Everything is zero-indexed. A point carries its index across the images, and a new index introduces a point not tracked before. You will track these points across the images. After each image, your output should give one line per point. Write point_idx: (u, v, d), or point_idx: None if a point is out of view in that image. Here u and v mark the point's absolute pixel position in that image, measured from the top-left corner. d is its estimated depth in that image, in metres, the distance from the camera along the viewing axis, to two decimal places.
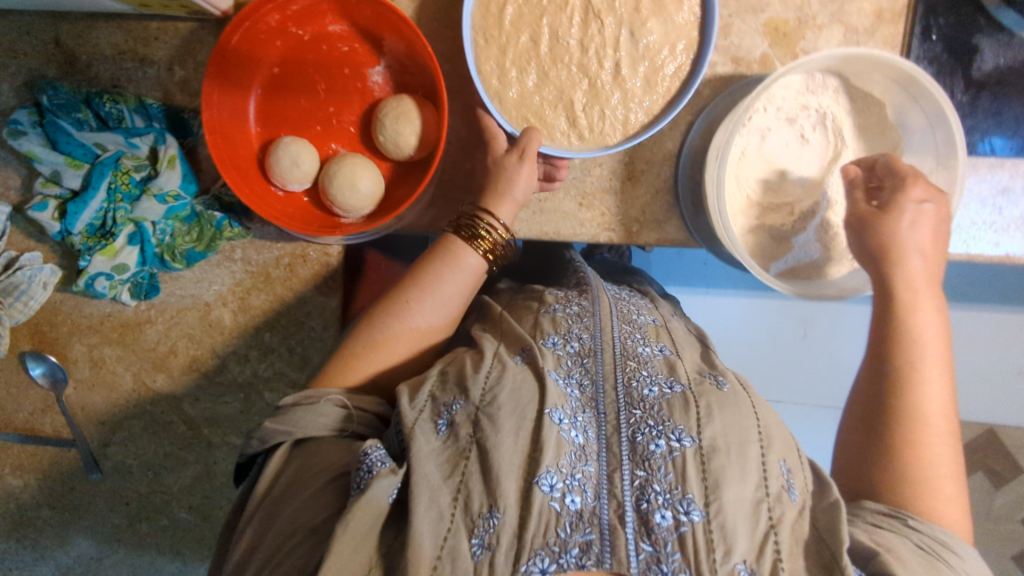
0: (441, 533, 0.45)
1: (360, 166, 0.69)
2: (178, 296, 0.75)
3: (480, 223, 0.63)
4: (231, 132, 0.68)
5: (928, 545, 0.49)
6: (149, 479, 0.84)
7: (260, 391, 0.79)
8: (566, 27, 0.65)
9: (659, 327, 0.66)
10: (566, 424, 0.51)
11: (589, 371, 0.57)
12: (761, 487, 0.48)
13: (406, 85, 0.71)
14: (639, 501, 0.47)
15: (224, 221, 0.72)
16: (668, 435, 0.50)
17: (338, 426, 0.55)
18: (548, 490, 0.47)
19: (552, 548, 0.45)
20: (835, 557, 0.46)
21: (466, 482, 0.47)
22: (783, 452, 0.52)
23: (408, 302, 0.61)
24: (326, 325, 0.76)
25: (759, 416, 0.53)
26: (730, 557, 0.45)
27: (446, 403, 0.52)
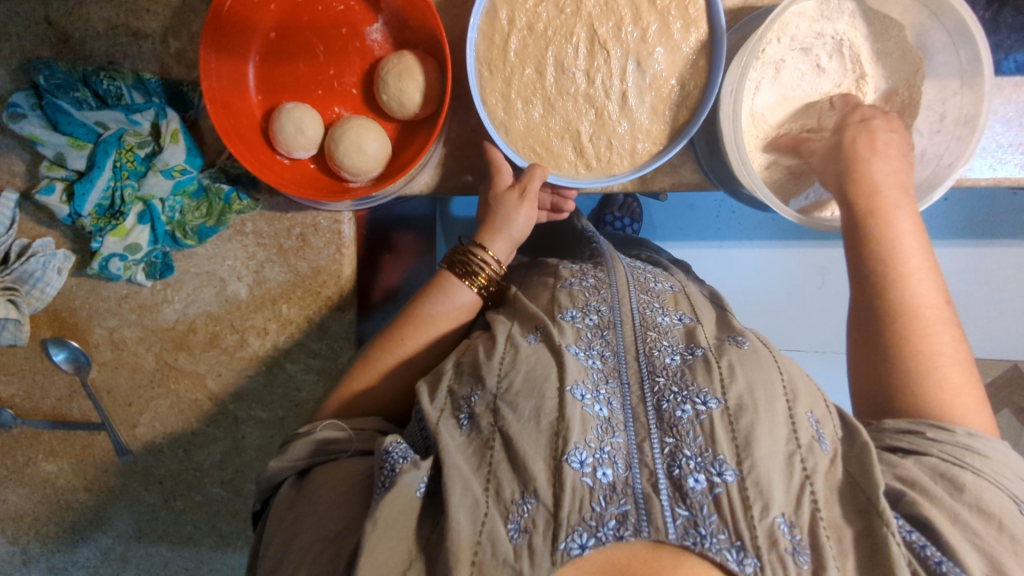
0: (478, 518, 0.44)
1: (366, 128, 0.67)
2: (194, 273, 0.75)
3: (473, 259, 0.63)
4: (232, 101, 0.67)
5: (951, 457, 0.48)
6: (180, 458, 0.85)
7: (283, 363, 0.78)
8: (571, 59, 0.64)
9: (678, 293, 0.65)
10: (590, 399, 0.49)
11: (610, 343, 0.56)
12: (791, 439, 0.47)
13: (405, 42, 0.69)
14: (670, 468, 0.46)
15: (232, 195, 0.71)
16: (693, 398, 0.49)
17: (339, 443, 0.55)
18: (578, 467, 0.46)
19: (590, 522, 0.44)
20: (871, 501, 0.45)
21: (494, 471, 0.47)
22: (810, 403, 0.51)
23: (404, 339, 0.60)
24: (342, 293, 0.76)
25: (781, 365, 0.53)
26: (769, 512, 0.44)
27: (465, 397, 0.52)
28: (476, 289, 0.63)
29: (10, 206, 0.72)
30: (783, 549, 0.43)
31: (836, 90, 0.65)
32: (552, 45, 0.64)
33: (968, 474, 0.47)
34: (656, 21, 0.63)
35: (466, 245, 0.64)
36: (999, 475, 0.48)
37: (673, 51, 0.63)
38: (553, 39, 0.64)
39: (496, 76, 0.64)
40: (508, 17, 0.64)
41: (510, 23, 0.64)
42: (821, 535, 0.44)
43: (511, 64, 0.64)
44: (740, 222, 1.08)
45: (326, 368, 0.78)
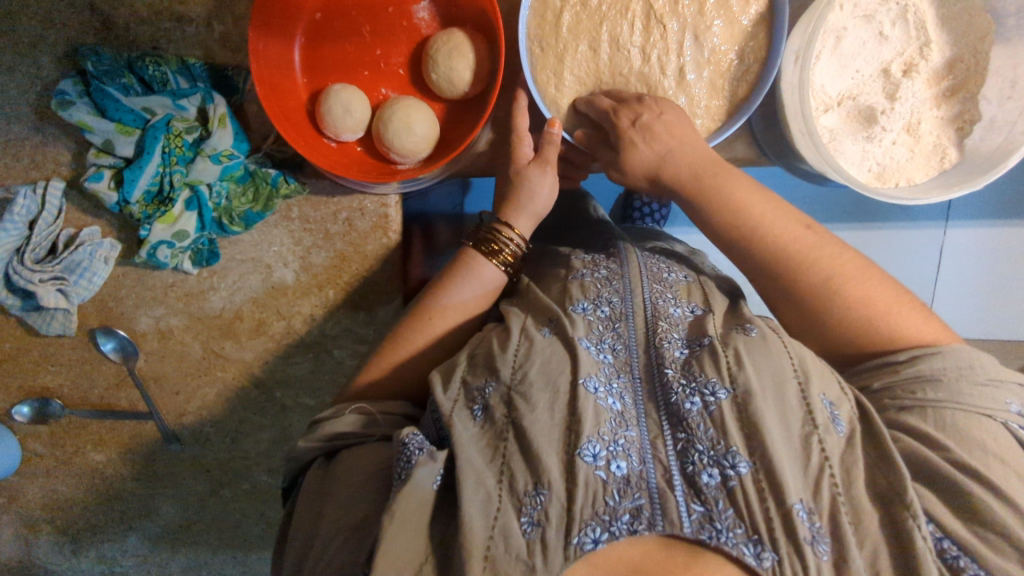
0: (490, 514, 0.43)
1: (414, 107, 0.66)
2: (240, 260, 0.74)
3: (498, 237, 0.62)
4: (280, 83, 0.66)
5: (905, 397, 0.49)
6: (227, 446, 0.85)
7: (330, 349, 0.78)
8: (627, 35, 0.63)
9: (692, 282, 0.62)
10: (602, 392, 0.49)
11: (622, 335, 0.55)
12: (807, 421, 0.46)
13: (453, 19, 0.68)
14: (683, 464, 0.45)
15: (280, 178, 0.71)
16: (701, 390, 0.48)
17: (367, 428, 0.54)
18: (591, 461, 0.44)
19: (602, 517, 0.42)
20: (894, 488, 0.44)
21: (508, 462, 0.45)
22: (822, 385, 0.48)
23: (434, 320, 0.60)
24: (391, 277, 0.75)
25: (791, 350, 0.50)
26: (786, 501, 0.42)
27: (479, 387, 0.50)
28: (499, 265, 0.62)
29: (58, 196, 0.72)
30: (800, 538, 0.41)
31: (900, 57, 0.63)
32: (608, 17, 0.63)
33: (931, 414, 0.47)
34: None
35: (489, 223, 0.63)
36: (958, 391, 0.47)
37: (731, 24, 0.61)
38: (608, 11, 0.63)
39: (549, 53, 0.63)
40: None
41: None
42: (842, 522, 0.43)
43: (564, 41, 0.63)
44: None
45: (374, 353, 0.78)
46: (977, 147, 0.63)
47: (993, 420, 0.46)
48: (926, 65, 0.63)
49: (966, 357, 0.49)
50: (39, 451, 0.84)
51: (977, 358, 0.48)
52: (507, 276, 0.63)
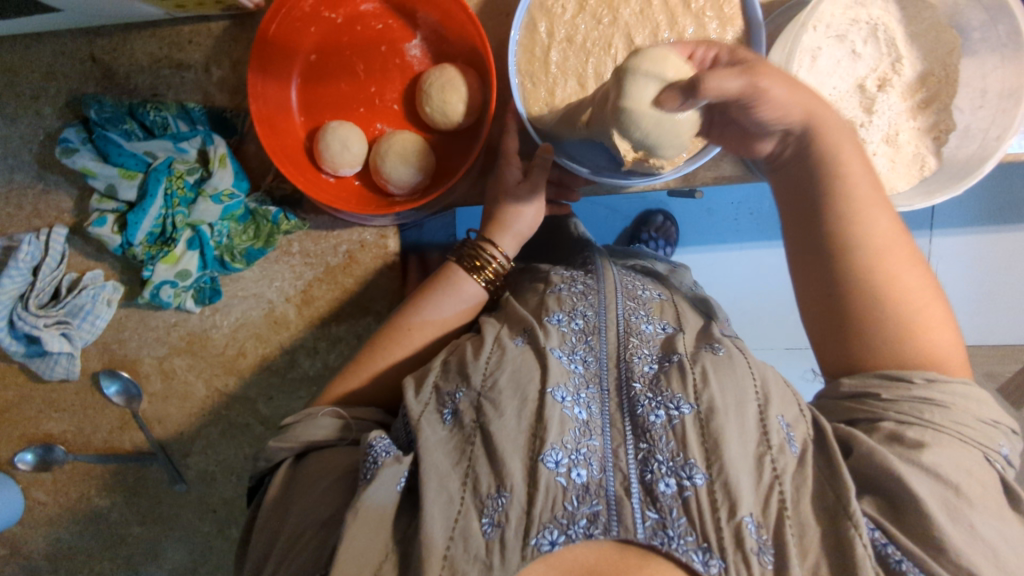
0: (451, 517, 0.44)
1: (410, 140, 0.68)
2: (241, 297, 0.76)
3: (481, 254, 0.64)
4: (279, 122, 0.68)
5: (908, 415, 0.47)
6: (233, 483, 0.81)
7: (334, 382, 0.78)
8: (612, 68, 0.64)
9: (665, 301, 0.64)
10: (569, 401, 0.49)
11: (593, 348, 0.55)
12: (762, 441, 0.47)
13: (444, 55, 0.70)
14: (643, 472, 0.46)
15: (280, 215, 0.72)
16: (666, 405, 0.48)
17: (338, 431, 0.55)
18: (553, 467, 0.45)
19: (561, 520, 0.43)
20: (840, 502, 0.44)
21: (473, 466, 0.46)
22: (781, 406, 0.49)
23: (411, 329, 0.61)
24: (391, 307, 0.76)
25: (756, 372, 0.51)
26: (736, 512, 0.43)
27: (451, 393, 0.52)
28: (480, 280, 0.64)
29: (61, 241, 0.73)
30: (748, 548, 0.42)
31: (874, 74, 0.66)
32: (594, 52, 0.64)
33: (931, 436, 0.46)
34: (692, 23, 0.63)
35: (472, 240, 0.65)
36: (960, 421, 0.47)
37: None
38: (593, 47, 0.64)
39: (539, 87, 0.65)
40: (547, 28, 0.64)
41: (549, 33, 0.64)
42: (786, 529, 0.43)
43: (552, 76, 0.65)
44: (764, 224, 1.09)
45: None
46: (954, 155, 0.65)
47: (985, 455, 0.47)
48: (899, 80, 0.66)
49: (972, 393, 0.48)
50: (42, 499, 0.83)
51: (978, 399, 0.48)
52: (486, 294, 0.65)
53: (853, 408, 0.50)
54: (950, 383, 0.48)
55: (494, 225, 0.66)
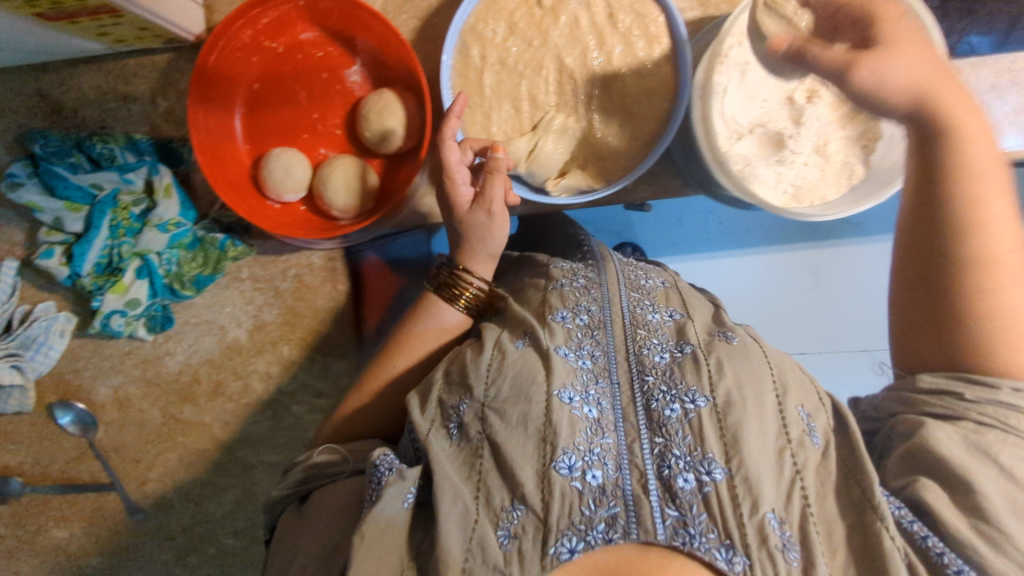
0: (468, 525, 0.45)
1: (351, 165, 0.70)
2: (194, 323, 0.77)
3: (458, 281, 0.62)
4: (222, 151, 0.70)
5: (993, 420, 0.45)
6: (191, 510, 0.81)
7: (288, 406, 0.79)
8: (543, 90, 0.66)
9: (669, 288, 0.63)
10: (578, 401, 0.50)
11: (600, 343, 0.56)
12: (781, 434, 0.47)
13: (383, 81, 0.72)
14: (660, 468, 0.47)
15: (227, 242, 0.74)
16: (681, 398, 0.49)
17: (329, 461, 0.57)
18: (566, 472, 0.46)
19: (579, 526, 0.44)
20: (865, 495, 0.45)
21: (484, 478, 0.47)
22: (800, 397, 0.50)
23: (397, 365, 0.61)
24: (342, 328, 0.77)
25: (771, 360, 0.52)
26: (758, 508, 0.44)
27: (453, 405, 0.52)
28: (462, 308, 0.63)
29: (11, 274, 0.74)
30: (772, 545, 0.43)
31: (802, 86, 0.66)
32: (525, 75, 0.66)
33: (1011, 440, 0.44)
34: (620, 42, 0.65)
35: (452, 265, 0.63)
36: None
37: (638, 70, 0.65)
38: (525, 70, 0.66)
39: (475, 110, 0.66)
40: (480, 52, 0.65)
41: (482, 58, 0.65)
42: (811, 530, 0.44)
43: (487, 99, 0.66)
44: (724, 233, 1.09)
45: (332, 406, 0.78)
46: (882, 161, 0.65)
47: None
48: (828, 91, 0.66)
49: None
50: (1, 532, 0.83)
51: None
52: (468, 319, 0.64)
53: (933, 403, 0.47)
54: None
55: (460, 251, 0.64)
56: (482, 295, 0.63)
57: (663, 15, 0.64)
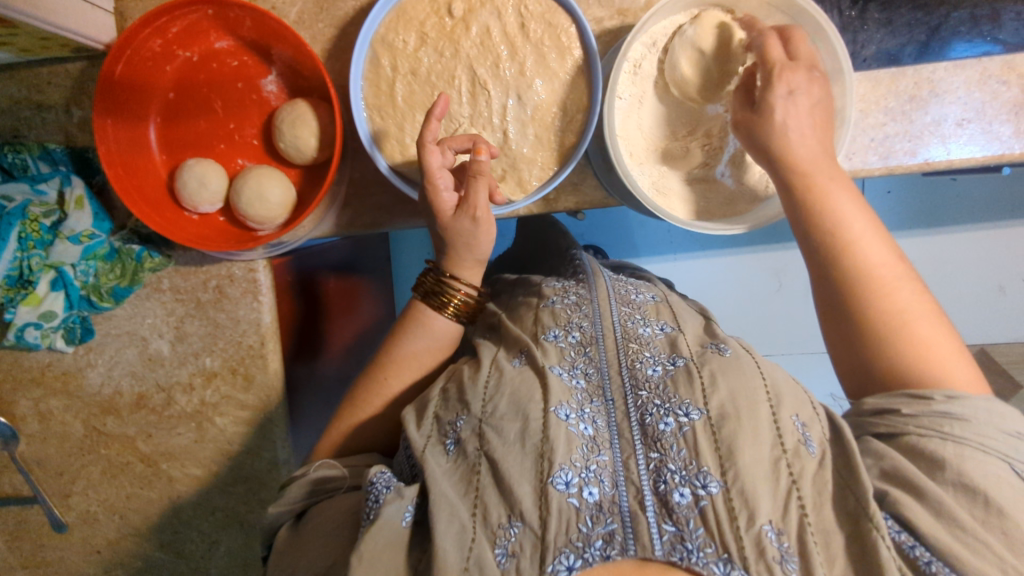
0: (465, 544, 0.44)
1: (266, 176, 0.69)
2: (115, 335, 0.76)
3: (446, 288, 0.61)
4: (135, 161, 0.69)
5: (930, 430, 0.45)
6: (117, 523, 0.80)
7: (211, 418, 0.78)
8: (456, 101, 0.65)
9: (659, 302, 0.64)
10: (574, 418, 0.49)
11: (592, 359, 0.55)
12: (777, 445, 0.46)
13: (300, 91, 0.71)
14: (656, 484, 0.46)
15: (144, 254, 0.73)
16: (675, 411, 0.49)
17: (329, 480, 0.55)
18: (563, 488, 0.45)
19: (576, 543, 0.44)
20: (860, 504, 0.43)
21: (481, 494, 0.46)
22: (795, 407, 0.49)
23: (388, 378, 0.61)
24: (263, 338, 0.76)
25: (765, 373, 0.51)
26: (755, 521, 0.43)
27: (451, 422, 0.52)
28: (451, 315, 0.62)
29: None
30: (770, 558, 0.42)
31: None
32: (438, 86, 0.65)
33: (951, 448, 0.44)
34: (532, 53, 0.64)
35: (439, 271, 0.62)
36: (984, 433, 0.44)
37: (551, 80, 0.64)
38: (437, 81, 0.65)
39: (388, 121, 0.65)
40: (391, 63, 0.65)
41: (393, 68, 0.65)
42: (809, 542, 0.43)
43: (400, 109, 0.65)
44: (685, 235, 1.10)
45: (255, 418, 0.78)
46: None
47: (1010, 467, 0.44)
48: None
49: (995, 407, 0.46)
50: None
51: (1002, 410, 0.46)
52: (458, 326, 0.63)
53: (876, 422, 0.49)
54: (973, 398, 0.46)
55: (447, 257, 0.62)
56: (472, 301, 0.63)
57: (575, 26, 0.64)
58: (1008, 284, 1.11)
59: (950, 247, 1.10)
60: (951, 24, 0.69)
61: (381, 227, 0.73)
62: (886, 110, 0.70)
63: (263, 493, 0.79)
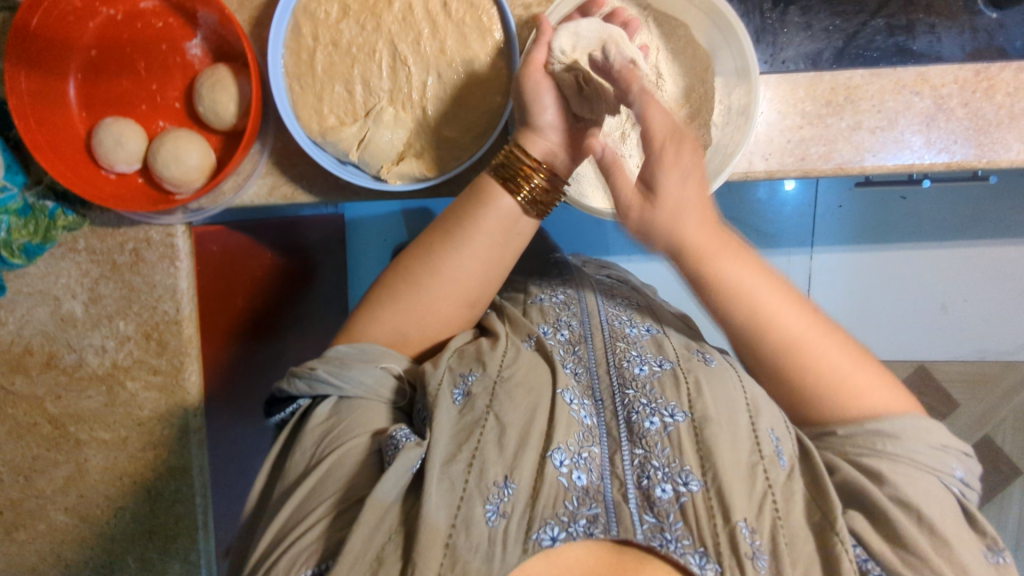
0: (455, 503, 0.46)
1: (184, 139, 0.68)
2: (27, 293, 0.75)
3: (528, 164, 0.59)
4: (49, 116, 0.68)
5: (865, 446, 0.51)
6: (21, 485, 0.79)
7: (123, 381, 0.77)
8: (376, 76, 0.65)
9: (643, 305, 0.69)
10: (576, 404, 0.54)
11: (582, 358, 0.60)
12: (755, 452, 0.50)
13: (225, 56, 0.71)
14: (640, 478, 0.50)
15: (57, 211, 0.72)
16: (660, 411, 0.53)
17: (388, 396, 0.56)
18: (558, 464, 0.49)
19: (562, 518, 0.46)
20: (826, 517, 0.47)
21: (482, 449, 0.48)
22: (770, 420, 0.52)
23: (440, 245, 0.59)
24: (179, 306, 0.76)
25: (746, 387, 0.55)
26: (730, 518, 0.46)
27: (463, 374, 0.55)
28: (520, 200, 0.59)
29: None
30: (743, 553, 0.45)
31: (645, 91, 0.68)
32: (358, 59, 0.65)
33: (886, 464, 0.49)
34: (453, 32, 0.65)
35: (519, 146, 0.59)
36: (914, 449, 0.50)
37: (471, 60, 0.65)
38: (358, 54, 0.65)
39: (307, 91, 0.66)
40: (312, 33, 0.65)
41: (314, 38, 0.65)
42: (780, 542, 0.46)
43: (319, 80, 0.65)
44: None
45: (167, 384, 0.77)
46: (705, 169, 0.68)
47: (940, 480, 0.49)
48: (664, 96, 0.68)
49: (923, 423, 0.51)
50: None
51: (931, 428, 0.52)
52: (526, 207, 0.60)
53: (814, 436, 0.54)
54: (902, 416, 0.51)
55: None
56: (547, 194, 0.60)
57: (495, 7, 0.64)
58: (949, 301, 1.12)
59: (893, 261, 1.11)
60: (868, 32, 0.71)
61: (301, 200, 0.73)
62: (803, 113, 0.72)
63: (172, 461, 0.79)
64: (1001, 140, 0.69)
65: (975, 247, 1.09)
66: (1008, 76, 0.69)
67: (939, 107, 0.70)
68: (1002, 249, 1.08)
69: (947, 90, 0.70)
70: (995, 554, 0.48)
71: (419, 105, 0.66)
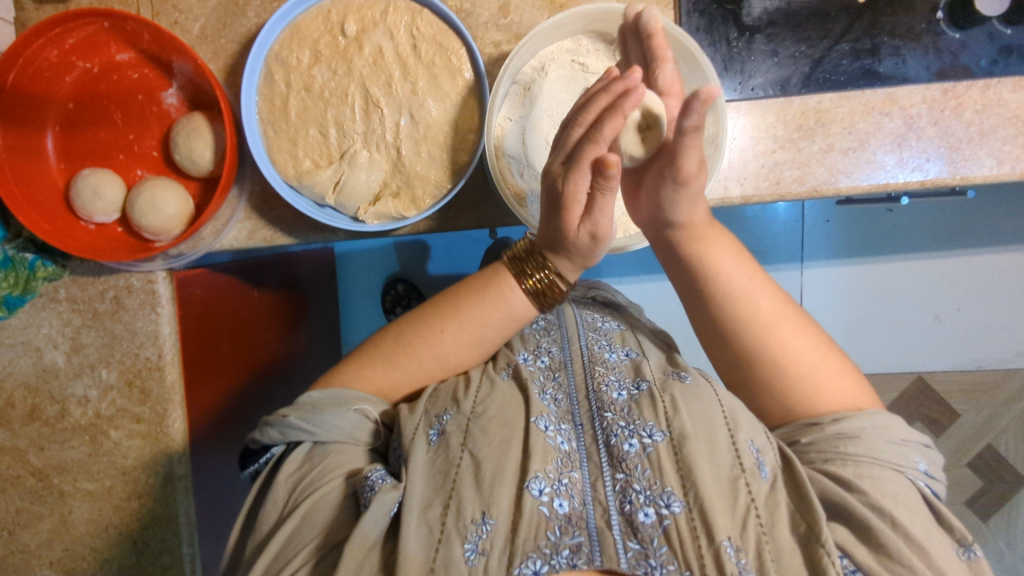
0: (433, 545, 0.45)
1: (161, 187, 0.68)
2: (9, 345, 0.75)
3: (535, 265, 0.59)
4: (26, 170, 0.68)
5: (827, 451, 0.51)
6: (3, 540, 0.77)
7: (106, 431, 0.77)
8: (350, 119, 0.66)
9: (624, 330, 0.68)
10: (552, 430, 0.53)
11: (561, 385, 0.60)
12: (734, 465, 0.49)
13: (200, 104, 0.72)
14: (622, 503, 0.48)
15: (38, 262, 0.71)
16: (639, 433, 0.52)
17: (361, 437, 0.55)
18: (537, 495, 0.48)
19: (544, 550, 0.45)
20: (813, 531, 0.45)
21: (457, 490, 0.48)
22: (750, 431, 0.51)
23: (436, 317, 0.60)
24: (160, 351, 0.75)
25: (723, 400, 0.54)
26: (712, 537, 0.45)
27: (438, 415, 0.55)
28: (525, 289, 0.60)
29: None
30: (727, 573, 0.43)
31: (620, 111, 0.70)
32: (331, 103, 0.66)
33: (850, 466, 0.50)
34: (423, 73, 0.66)
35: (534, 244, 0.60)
36: (875, 448, 0.51)
37: (443, 101, 0.66)
38: (330, 98, 0.66)
39: (282, 135, 0.66)
40: (285, 79, 0.66)
41: (287, 84, 0.66)
42: (766, 559, 0.45)
43: (293, 124, 0.66)
44: None
45: (150, 431, 0.77)
46: None
47: (904, 476, 0.50)
48: None
49: (881, 421, 0.53)
50: None
51: (889, 424, 0.53)
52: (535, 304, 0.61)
53: None
54: (858, 417, 0.52)
55: None
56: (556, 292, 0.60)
57: (463, 48, 0.66)
58: (942, 311, 1.12)
59: (880, 274, 1.11)
60: (834, 57, 0.71)
61: (281, 242, 0.73)
62: (775, 138, 0.72)
63: (157, 509, 0.78)
64: (972, 156, 0.70)
65: (961, 256, 1.09)
66: (975, 93, 0.70)
67: (909, 126, 0.71)
68: (987, 258, 1.08)
69: (916, 110, 0.71)
70: (965, 551, 0.48)
71: (393, 145, 0.66)
